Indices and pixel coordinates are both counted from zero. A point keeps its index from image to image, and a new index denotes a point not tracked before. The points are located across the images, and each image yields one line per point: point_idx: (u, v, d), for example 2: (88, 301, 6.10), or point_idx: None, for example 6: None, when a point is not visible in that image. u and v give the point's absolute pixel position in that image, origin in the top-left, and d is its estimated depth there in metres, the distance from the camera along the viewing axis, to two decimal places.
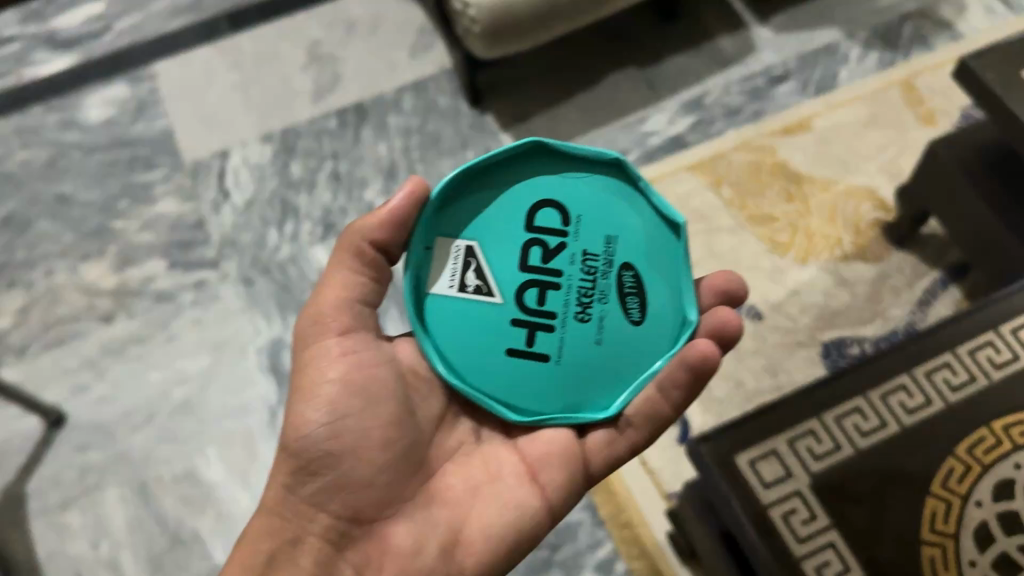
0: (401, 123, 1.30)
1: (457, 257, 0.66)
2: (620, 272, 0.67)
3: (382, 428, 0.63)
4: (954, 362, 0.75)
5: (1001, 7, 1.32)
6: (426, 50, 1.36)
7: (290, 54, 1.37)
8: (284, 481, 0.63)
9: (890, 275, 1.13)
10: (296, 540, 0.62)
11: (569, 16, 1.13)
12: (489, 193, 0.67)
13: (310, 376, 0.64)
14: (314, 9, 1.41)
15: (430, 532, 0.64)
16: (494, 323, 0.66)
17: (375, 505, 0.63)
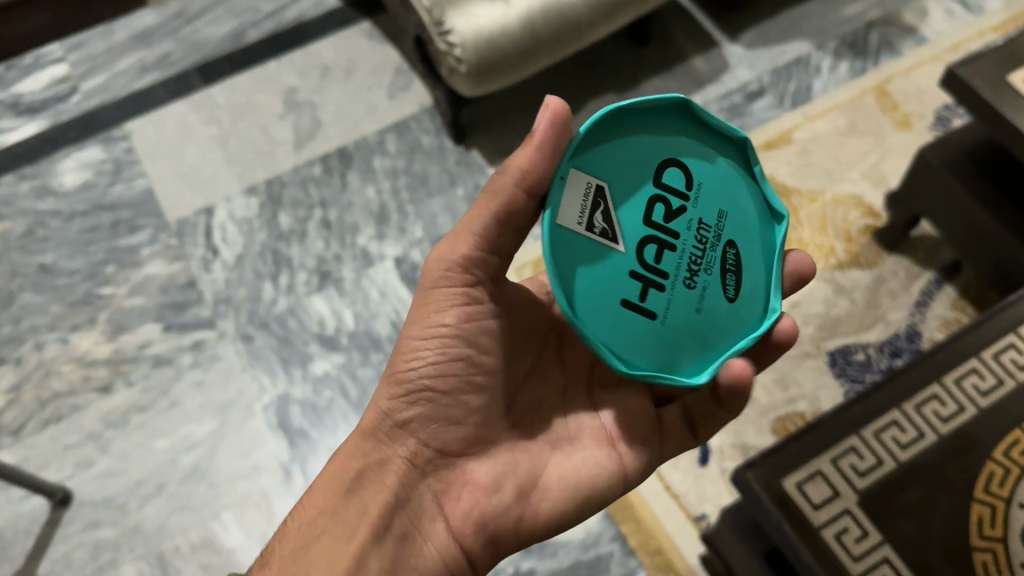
0: (387, 166, 1.29)
1: (587, 194, 0.57)
2: (726, 247, 0.63)
3: (486, 372, 0.63)
4: (981, 367, 0.78)
5: (960, 10, 1.37)
6: (404, 91, 1.36)
7: (266, 104, 1.36)
8: (381, 399, 0.62)
9: (886, 278, 1.14)
10: (384, 458, 0.62)
11: (552, 48, 1.15)
12: (624, 137, 0.59)
13: (429, 308, 0.61)
14: (285, 57, 1.40)
15: (511, 473, 0.64)
16: (612, 272, 0.58)
17: (464, 443, 0.64)
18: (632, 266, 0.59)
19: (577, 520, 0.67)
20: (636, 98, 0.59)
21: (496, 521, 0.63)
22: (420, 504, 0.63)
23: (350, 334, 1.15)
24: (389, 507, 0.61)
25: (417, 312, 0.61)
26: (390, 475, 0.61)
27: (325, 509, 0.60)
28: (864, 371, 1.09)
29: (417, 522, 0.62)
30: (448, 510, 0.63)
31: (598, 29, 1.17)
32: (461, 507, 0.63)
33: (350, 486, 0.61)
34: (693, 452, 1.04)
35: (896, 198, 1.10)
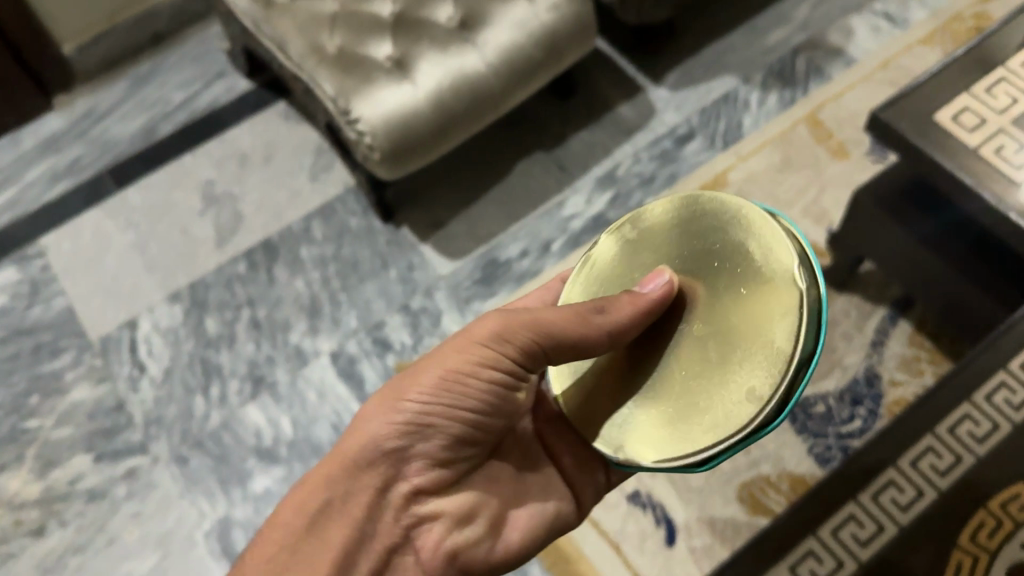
0: (315, 254, 1.23)
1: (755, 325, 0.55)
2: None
3: (485, 427, 0.63)
4: (936, 444, 0.80)
5: (886, 25, 1.33)
6: (325, 171, 1.30)
7: (183, 202, 1.30)
8: (365, 428, 0.59)
9: (839, 320, 1.10)
10: (357, 489, 0.58)
11: (468, 122, 1.09)
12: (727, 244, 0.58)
13: (467, 354, 0.60)
14: (199, 149, 1.34)
15: (486, 509, 0.63)
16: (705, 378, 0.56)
17: (445, 484, 0.62)
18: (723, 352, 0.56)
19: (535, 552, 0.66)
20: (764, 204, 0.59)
21: (468, 556, 0.61)
22: (389, 540, 0.59)
23: (289, 444, 1.09)
24: (353, 542, 0.57)
25: (450, 351, 0.61)
26: (359, 504, 0.58)
27: (285, 543, 0.56)
28: (826, 424, 1.04)
29: (386, 560, 0.59)
30: (419, 544, 0.60)
31: (516, 96, 1.12)
32: (431, 543, 0.60)
33: (314, 518, 0.57)
34: (658, 533, 0.99)
35: (839, 237, 1.06)
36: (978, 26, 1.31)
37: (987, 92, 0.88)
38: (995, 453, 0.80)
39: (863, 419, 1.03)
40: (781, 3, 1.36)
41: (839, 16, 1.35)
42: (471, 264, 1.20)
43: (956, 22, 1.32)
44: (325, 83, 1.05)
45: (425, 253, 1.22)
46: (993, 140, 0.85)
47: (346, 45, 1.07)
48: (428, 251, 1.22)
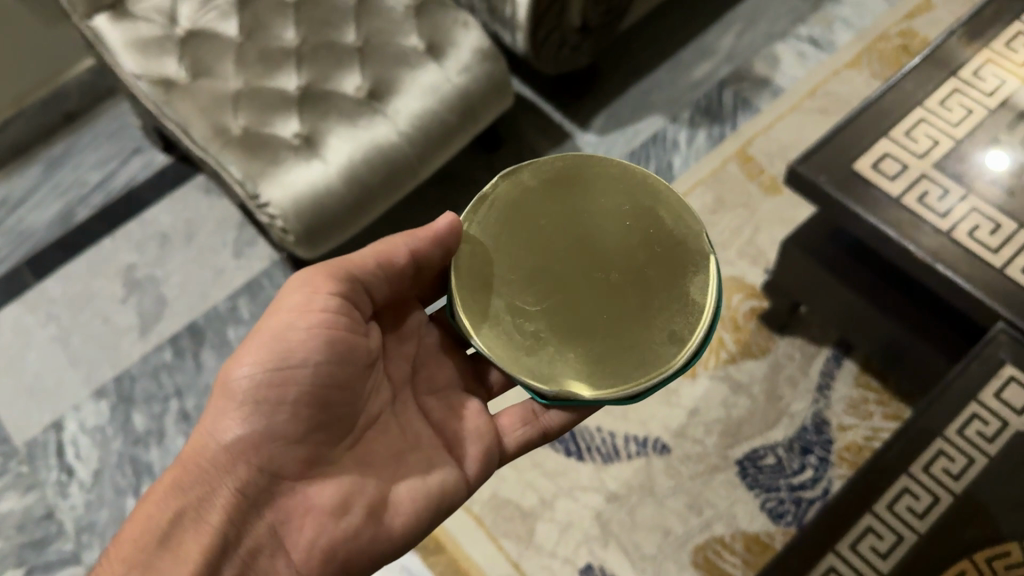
0: (243, 335, 1.19)
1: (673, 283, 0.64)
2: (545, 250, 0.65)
3: (335, 389, 0.63)
4: (912, 484, 0.69)
5: (812, 49, 1.31)
6: (250, 246, 1.26)
7: (105, 289, 1.25)
8: (207, 427, 0.61)
9: (783, 364, 1.07)
10: (208, 493, 0.60)
11: (384, 195, 1.07)
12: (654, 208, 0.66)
13: (287, 311, 0.63)
14: (118, 231, 1.29)
15: (357, 493, 0.63)
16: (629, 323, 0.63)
17: (305, 464, 0.62)
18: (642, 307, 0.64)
19: (428, 530, 0.67)
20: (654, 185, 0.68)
21: (344, 545, 0.62)
22: (253, 540, 0.61)
23: None
24: (215, 549, 0.58)
25: (278, 322, 0.63)
26: (212, 504, 0.60)
27: (135, 562, 0.56)
28: (777, 476, 1.01)
29: (253, 561, 0.60)
30: (290, 544, 0.61)
31: (433, 161, 1.09)
32: (303, 536, 0.61)
33: (164, 534, 0.58)
34: None
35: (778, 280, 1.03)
36: (904, 45, 1.29)
37: (906, 136, 0.85)
38: (978, 490, 0.69)
39: (814, 468, 1.01)
40: (704, 36, 1.34)
41: (764, 44, 1.33)
42: None
43: (882, 42, 1.30)
44: (232, 166, 1.01)
45: None
46: (916, 187, 0.83)
47: (252, 123, 1.04)
48: None
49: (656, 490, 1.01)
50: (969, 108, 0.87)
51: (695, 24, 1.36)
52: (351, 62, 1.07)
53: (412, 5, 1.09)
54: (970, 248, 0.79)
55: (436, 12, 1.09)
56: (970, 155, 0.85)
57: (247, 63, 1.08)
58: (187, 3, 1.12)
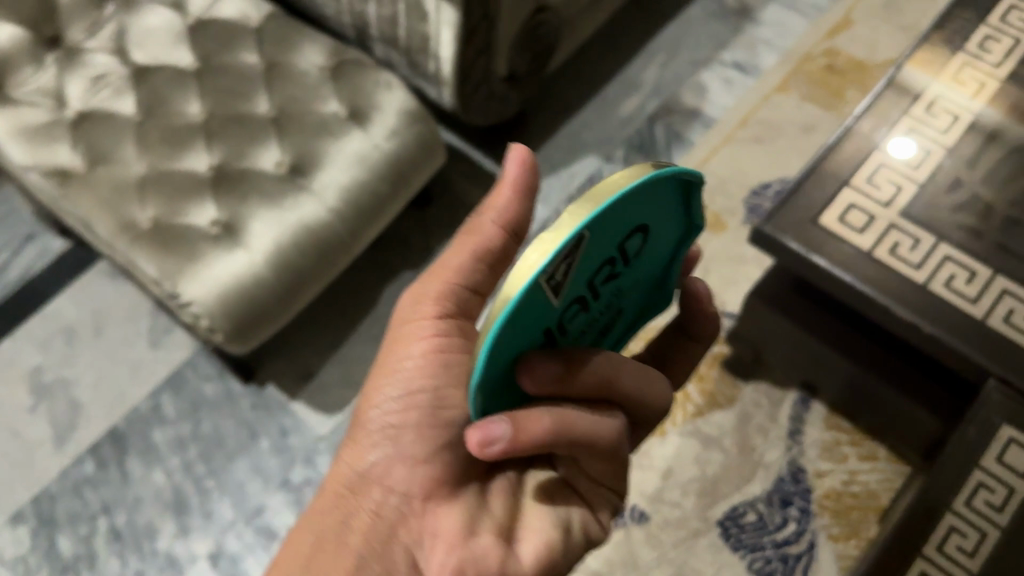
0: (171, 436, 1.09)
1: (570, 259, 0.41)
2: (618, 309, 0.52)
3: (458, 408, 0.60)
4: (930, 567, 0.68)
5: (738, 75, 1.29)
6: (169, 334, 1.16)
7: (8, 398, 1.12)
8: (349, 454, 0.62)
9: (751, 413, 1.03)
10: (348, 515, 0.60)
11: (325, 264, 0.98)
12: (654, 194, 0.44)
13: (402, 337, 0.60)
14: (17, 331, 1.17)
15: (484, 516, 0.57)
16: (538, 322, 0.43)
17: (435, 484, 0.59)
18: (542, 336, 0.45)
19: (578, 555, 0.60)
20: (648, 169, 0.42)
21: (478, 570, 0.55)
22: (391, 561, 0.58)
23: None
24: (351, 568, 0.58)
25: (400, 345, 0.60)
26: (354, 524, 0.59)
27: None
28: (760, 534, 0.97)
29: None
30: (426, 566, 0.57)
31: (366, 234, 1.01)
32: (438, 558, 0.56)
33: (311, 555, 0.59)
34: None
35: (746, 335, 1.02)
36: (830, 64, 1.28)
37: (868, 184, 0.82)
38: (996, 564, 0.68)
39: (796, 521, 0.98)
40: (628, 68, 1.30)
41: (689, 73, 1.29)
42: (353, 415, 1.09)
43: (808, 62, 1.28)
44: (146, 266, 0.91)
45: (298, 413, 1.10)
46: (886, 239, 0.80)
47: (162, 214, 0.93)
48: (302, 409, 1.10)
49: (639, 563, 0.96)
50: (927, 148, 0.84)
51: (619, 56, 1.31)
52: (266, 135, 0.98)
53: (328, 68, 1.02)
54: (949, 299, 0.77)
55: (354, 73, 1.01)
56: (935, 196, 0.82)
57: (148, 145, 0.97)
58: (75, 81, 1.00)
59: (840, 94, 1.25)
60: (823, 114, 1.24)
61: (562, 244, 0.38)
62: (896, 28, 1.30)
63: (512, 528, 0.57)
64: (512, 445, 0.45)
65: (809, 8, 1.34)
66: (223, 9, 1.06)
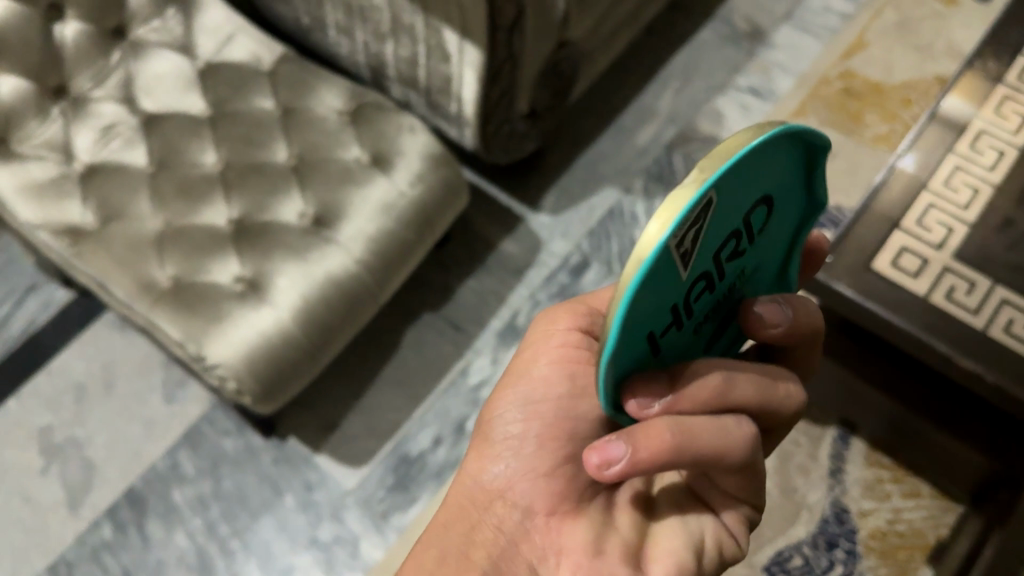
0: (192, 495, 1.05)
1: (702, 225, 0.36)
2: (739, 298, 0.47)
3: (584, 416, 0.57)
4: None
5: (754, 100, 1.26)
6: (183, 387, 1.12)
7: (18, 460, 1.08)
8: (470, 469, 0.60)
9: (791, 451, 1.02)
10: (471, 530, 0.58)
11: (353, 314, 0.95)
12: (780, 156, 0.39)
13: (534, 352, 0.61)
14: (24, 388, 1.12)
15: (610, 533, 0.54)
16: (666, 300, 0.38)
17: (559, 498, 0.56)
18: (670, 314, 0.40)
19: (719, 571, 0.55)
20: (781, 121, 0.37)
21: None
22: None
23: None
24: None
25: (530, 360, 0.61)
26: (473, 536, 0.57)
27: None
28: None
29: None
30: None
31: (392, 282, 0.97)
32: None
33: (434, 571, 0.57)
34: None
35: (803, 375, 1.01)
36: (846, 88, 1.26)
37: (919, 226, 0.80)
38: None
39: (843, 563, 0.96)
40: (643, 96, 1.28)
41: (705, 99, 1.27)
42: (380, 466, 1.06)
43: (824, 86, 1.27)
44: (169, 328, 0.87)
45: (323, 466, 1.06)
46: (941, 282, 0.77)
47: (183, 272, 0.89)
48: (326, 461, 1.06)
49: None
50: (974, 186, 0.82)
51: (632, 84, 1.29)
52: (288, 184, 0.95)
53: (347, 112, 0.99)
54: (1010, 346, 0.75)
55: (374, 117, 0.98)
56: (988, 236, 0.80)
57: (164, 198, 0.93)
58: (84, 133, 0.96)
59: (859, 118, 1.24)
60: (843, 139, 1.22)
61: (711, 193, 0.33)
62: (910, 49, 1.29)
63: (640, 549, 0.54)
64: (630, 466, 0.42)
65: (821, 29, 1.32)
66: (233, 51, 1.02)
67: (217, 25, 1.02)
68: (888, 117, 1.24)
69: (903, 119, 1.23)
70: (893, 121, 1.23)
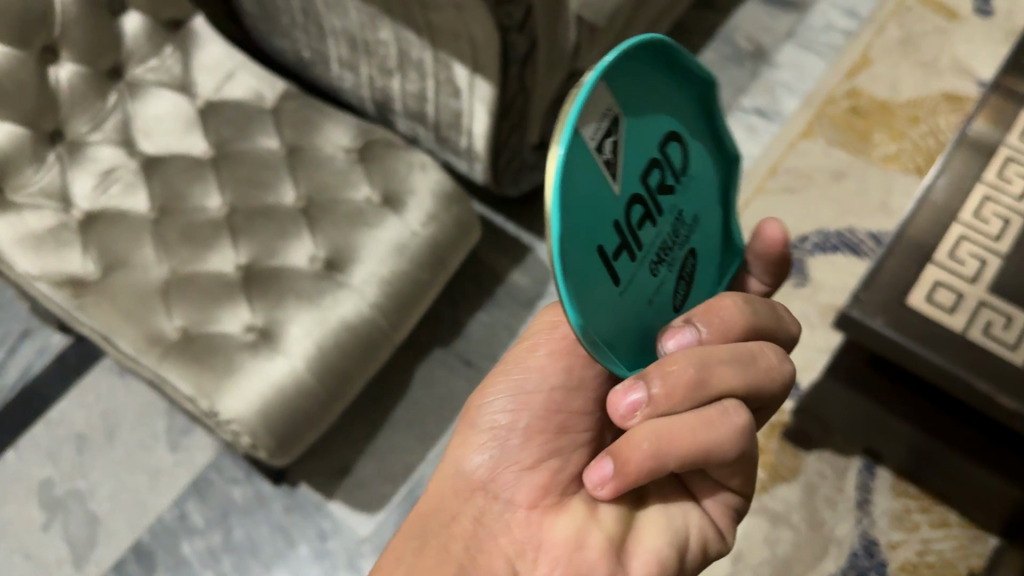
0: (202, 547, 1.02)
1: (607, 123, 0.43)
2: (689, 244, 0.53)
3: (575, 412, 0.59)
4: None
5: (761, 121, 1.25)
6: (188, 434, 1.08)
7: (18, 516, 1.04)
8: (454, 455, 0.61)
9: (817, 484, 1.00)
10: (450, 517, 0.58)
11: (367, 357, 0.91)
12: (661, 82, 0.49)
13: (532, 345, 0.63)
14: (21, 439, 1.08)
15: (594, 525, 0.55)
16: (605, 208, 0.44)
17: (541, 492, 0.57)
18: (615, 231, 0.45)
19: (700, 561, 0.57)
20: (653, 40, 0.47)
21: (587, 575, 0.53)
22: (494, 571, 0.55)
23: None
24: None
25: (526, 352, 0.62)
26: (451, 525, 0.58)
27: None
28: None
29: None
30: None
31: (405, 322, 0.94)
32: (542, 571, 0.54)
33: (411, 558, 0.57)
34: None
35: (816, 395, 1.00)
36: (853, 107, 1.25)
37: (952, 261, 0.78)
38: None
39: None
40: None
41: None
42: (395, 511, 1.03)
43: (831, 105, 1.25)
44: (178, 382, 0.83)
45: (336, 513, 1.03)
46: (977, 318, 0.76)
47: (192, 322, 0.86)
48: (340, 508, 1.03)
49: None
50: (1004, 217, 0.81)
51: None
52: (297, 227, 0.92)
53: (355, 149, 0.97)
54: None
55: (383, 155, 0.96)
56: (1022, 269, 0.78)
57: (168, 245, 0.90)
58: (82, 178, 0.93)
59: (868, 137, 1.23)
60: (852, 159, 1.21)
61: (593, 82, 0.41)
62: (914, 66, 1.28)
63: (623, 541, 0.54)
64: (620, 483, 0.49)
65: (824, 47, 1.30)
66: (233, 89, 0.99)
67: (216, 62, 0.99)
68: (896, 135, 1.23)
69: (911, 137, 1.22)
70: (901, 140, 1.22)
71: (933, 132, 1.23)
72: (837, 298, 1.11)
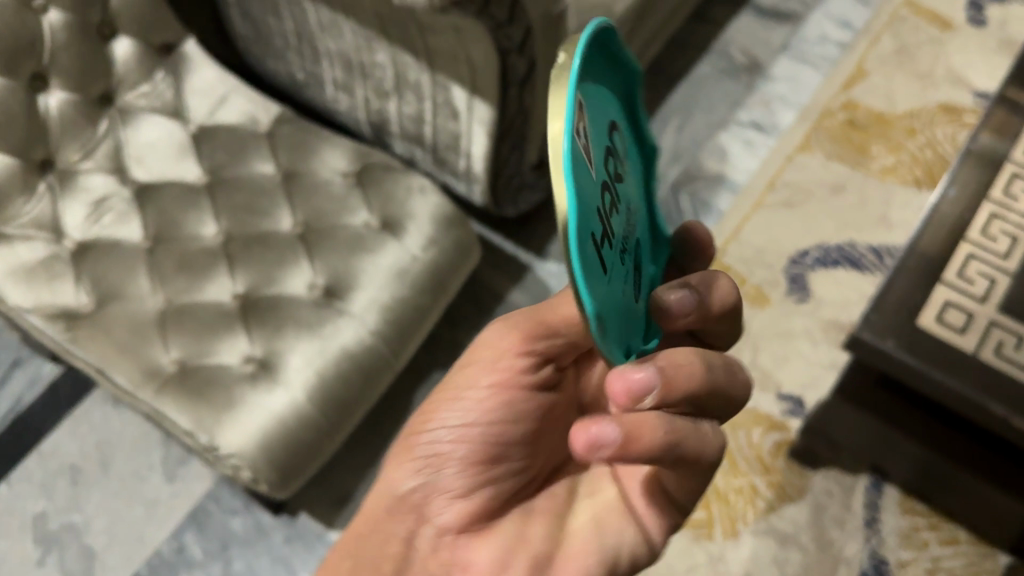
0: None
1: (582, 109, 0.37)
2: (636, 237, 0.48)
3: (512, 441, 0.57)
4: None
5: (757, 135, 1.24)
6: (184, 465, 1.06)
7: (12, 551, 1.01)
8: (389, 474, 0.59)
9: (825, 503, 0.98)
10: (380, 540, 0.57)
11: (367, 385, 0.89)
12: (605, 69, 0.44)
13: (475, 364, 0.59)
14: (13, 472, 1.06)
15: (521, 546, 0.54)
16: (596, 196, 0.37)
17: (470, 518, 0.56)
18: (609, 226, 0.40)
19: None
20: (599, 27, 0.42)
21: None
22: None
23: None
24: None
25: (468, 371, 0.59)
26: (381, 542, 0.57)
27: None
28: None
29: None
30: None
31: (406, 348, 0.93)
32: None
33: None
34: None
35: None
36: (850, 119, 1.25)
37: (963, 281, 0.77)
38: None
39: None
40: None
41: (707, 135, 1.25)
42: None
43: (828, 118, 1.25)
44: (177, 416, 0.81)
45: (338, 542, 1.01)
46: (989, 338, 0.75)
47: (189, 355, 0.84)
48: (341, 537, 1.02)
49: None
50: (1012, 235, 0.80)
51: None
52: (296, 254, 0.90)
53: (352, 173, 0.95)
54: None
55: (382, 179, 0.94)
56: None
57: (164, 274, 0.88)
58: (74, 208, 0.91)
59: (865, 150, 1.22)
60: (851, 172, 1.20)
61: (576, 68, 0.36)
62: (910, 77, 1.28)
63: (552, 555, 0.53)
64: (625, 449, 0.42)
65: (819, 59, 1.30)
66: (227, 113, 0.97)
67: (209, 86, 0.98)
68: (894, 148, 1.22)
69: (909, 149, 1.22)
70: (899, 152, 1.22)
71: (930, 144, 1.22)
72: (839, 313, 1.10)
